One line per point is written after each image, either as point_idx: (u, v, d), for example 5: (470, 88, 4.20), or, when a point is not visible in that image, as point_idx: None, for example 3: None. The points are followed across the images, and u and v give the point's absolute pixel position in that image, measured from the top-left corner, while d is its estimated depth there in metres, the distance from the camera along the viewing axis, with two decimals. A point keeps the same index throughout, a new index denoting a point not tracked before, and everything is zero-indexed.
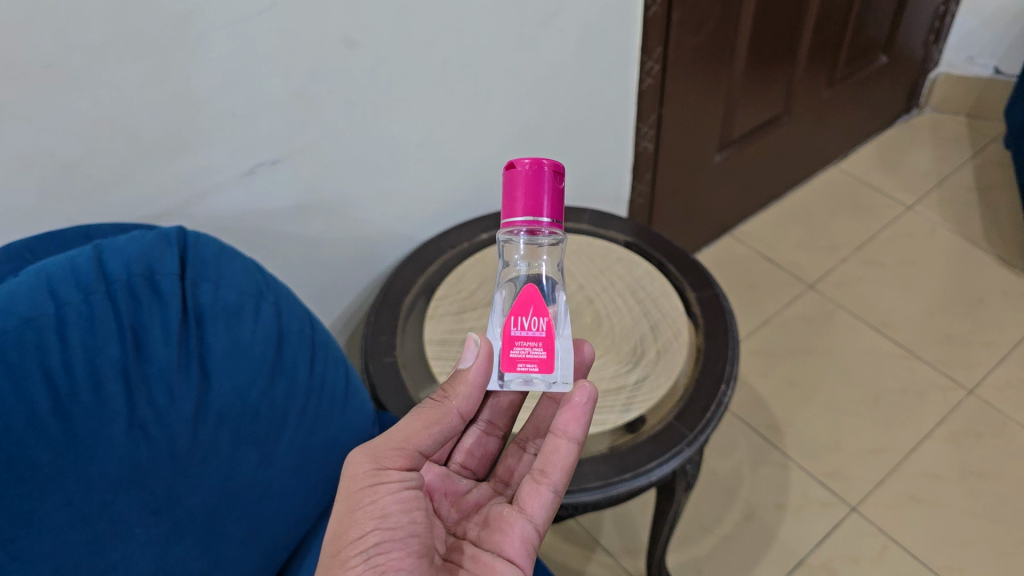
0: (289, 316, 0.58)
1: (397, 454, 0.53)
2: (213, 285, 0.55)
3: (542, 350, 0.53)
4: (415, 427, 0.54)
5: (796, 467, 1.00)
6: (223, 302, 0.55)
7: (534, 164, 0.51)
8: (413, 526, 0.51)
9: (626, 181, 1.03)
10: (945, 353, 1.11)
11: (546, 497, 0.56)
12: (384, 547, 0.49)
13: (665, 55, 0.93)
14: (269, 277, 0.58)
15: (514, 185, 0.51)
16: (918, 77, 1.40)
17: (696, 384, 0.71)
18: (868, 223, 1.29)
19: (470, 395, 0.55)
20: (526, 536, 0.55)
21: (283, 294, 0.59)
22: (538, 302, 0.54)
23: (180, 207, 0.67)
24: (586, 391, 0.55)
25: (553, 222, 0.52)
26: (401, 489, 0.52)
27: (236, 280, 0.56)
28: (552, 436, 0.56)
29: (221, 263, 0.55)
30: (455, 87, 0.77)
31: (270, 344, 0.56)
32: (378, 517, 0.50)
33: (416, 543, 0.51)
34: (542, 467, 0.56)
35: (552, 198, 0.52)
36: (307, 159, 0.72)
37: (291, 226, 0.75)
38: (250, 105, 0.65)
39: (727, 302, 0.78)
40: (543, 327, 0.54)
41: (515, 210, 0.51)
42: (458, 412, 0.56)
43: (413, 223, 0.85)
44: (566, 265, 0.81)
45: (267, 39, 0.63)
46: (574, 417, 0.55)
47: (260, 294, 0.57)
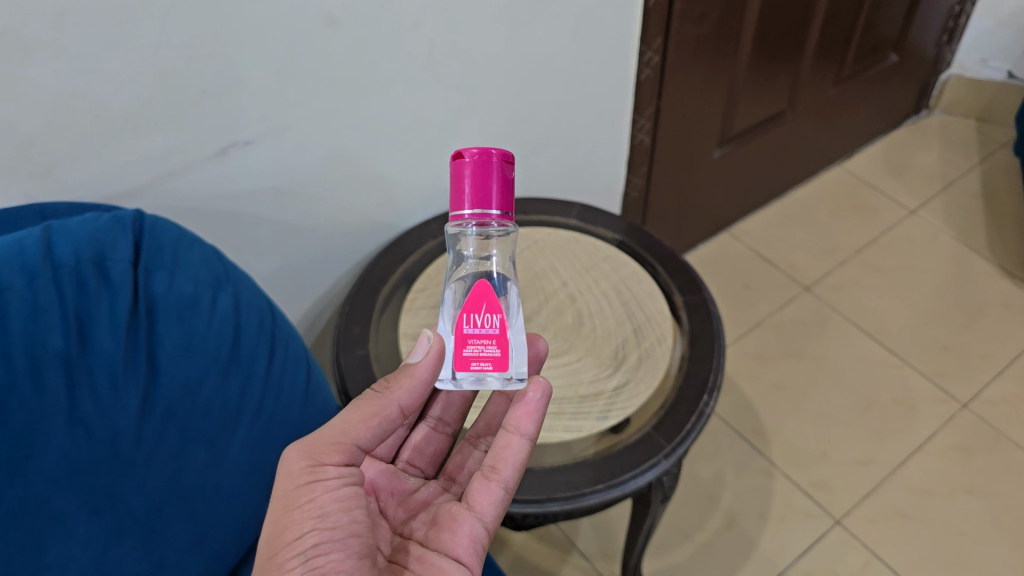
0: (247, 309, 0.56)
1: (334, 449, 0.50)
2: (167, 275, 0.52)
3: (496, 348, 0.51)
4: (353, 420, 0.51)
5: (780, 475, 0.98)
6: (178, 292, 0.52)
7: (482, 155, 0.49)
8: (353, 525, 0.48)
9: (620, 175, 1.00)
10: (941, 365, 1.08)
11: (497, 494, 0.53)
12: (322, 548, 0.46)
13: (665, 46, 0.90)
14: (230, 268, 0.56)
15: (462, 177, 0.50)
16: (929, 78, 1.36)
17: (677, 393, 0.69)
18: (869, 225, 1.25)
19: (414, 387, 0.53)
20: (475, 535, 0.52)
21: (244, 287, 0.57)
22: (491, 297, 0.51)
23: (145, 186, 0.64)
24: (540, 384, 0.54)
25: (503, 214, 0.50)
26: (340, 486, 0.49)
27: (192, 270, 0.53)
28: (503, 433, 0.54)
29: (178, 252, 0.53)
30: (442, 69, 0.74)
31: (226, 338, 0.54)
32: (315, 517, 0.47)
33: (358, 543, 0.47)
34: (492, 464, 0.54)
35: (501, 189, 0.50)
36: (282, 142, 0.69)
37: (264, 211, 0.72)
38: (224, 82, 0.62)
39: (714, 307, 0.75)
40: (496, 324, 0.51)
41: (463, 203, 0.50)
42: (398, 405, 0.53)
43: (395, 211, 0.82)
44: (551, 261, 0.78)
45: (243, 14, 0.60)
46: (527, 412, 0.54)
47: (218, 286, 0.55)
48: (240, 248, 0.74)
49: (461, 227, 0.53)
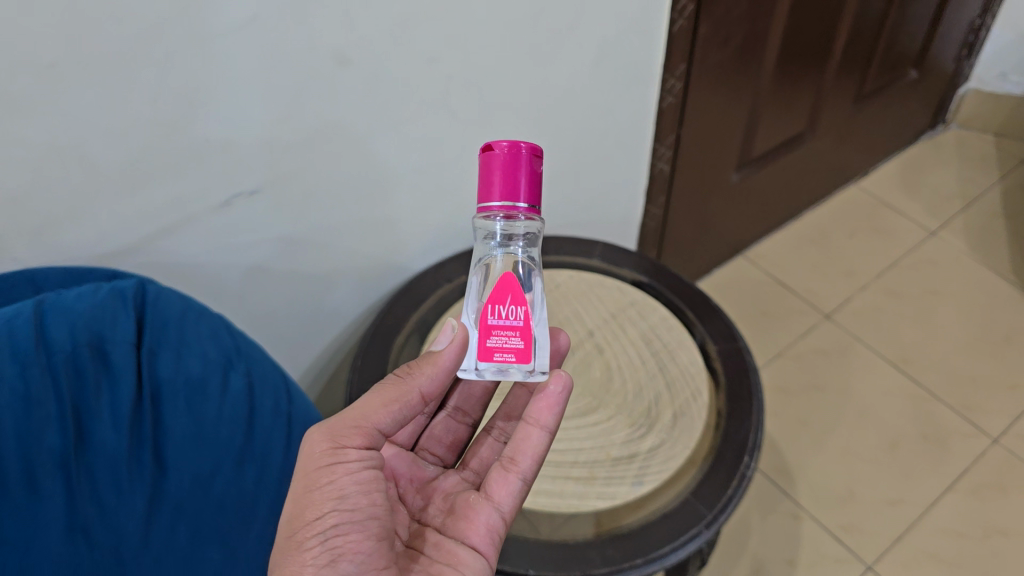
0: (262, 389, 0.52)
1: (354, 432, 0.48)
2: (173, 356, 0.48)
3: (519, 340, 0.50)
4: (374, 403, 0.49)
5: (808, 517, 0.94)
6: (185, 375, 0.48)
7: (511, 148, 0.47)
8: (373, 508, 0.47)
9: (637, 205, 0.95)
10: (969, 397, 1.04)
11: (515, 486, 0.52)
12: (342, 529, 0.45)
13: (688, 73, 0.84)
14: (243, 342, 0.52)
15: (490, 169, 0.48)
16: (946, 92, 1.32)
17: (716, 456, 0.65)
18: (888, 248, 1.22)
19: (436, 374, 0.51)
20: (492, 525, 0.51)
21: (258, 362, 0.53)
22: (516, 289, 0.50)
23: (143, 242, 0.59)
24: (560, 379, 0.52)
25: (530, 208, 0.48)
26: (360, 468, 0.48)
27: (201, 349, 0.49)
28: (523, 425, 0.52)
29: (185, 328, 0.49)
30: (461, 107, 0.69)
31: (240, 423, 0.50)
32: (336, 498, 0.46)
33: (377, 526, 0.47)
34: (511, 455, 0.52)
35: (529, 181, 0.48)
36: (286, 191, 0.63)
37: (269, 261, 0.67)
38: (226, 131, 0.57)
39: (750, 357, 0.71)
40: (520, 317, 0.50)
41: (492, 194, 0.48)
42: (419, 390, 0.51)
43: (406, 253, 0.77)
44: (574, 308, 0.74)
45: (245, 58, 0.54)
46: (547, 406, 0.52)
47: (230, 364, 0.51)
48: (244, 300, 0.69)
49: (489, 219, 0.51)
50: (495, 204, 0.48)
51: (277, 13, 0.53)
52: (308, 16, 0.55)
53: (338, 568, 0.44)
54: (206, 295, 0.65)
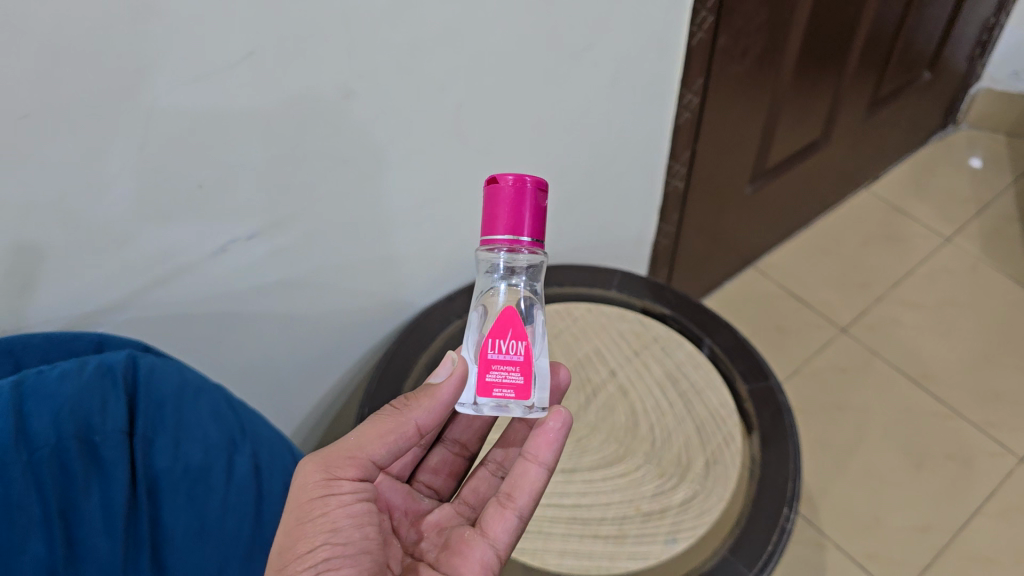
0: (265, 471, 0.49)
1: (349, 463, 0.48)
2: (173, 443, 0.44)
3: (519, 375, 0.47)
4: (369, 435, 0.49)
5: (832, 545, 0.91)
6: (186, 465, 0.45)
7: (517, 181, 0.45)
8: (365, 542, 0.46)
9: (651, 223, 0.91)
10: (993, 414, 1.01)
11: (511, 522, 0.50)
12: (334, 562, 0.44)
13: (705, 88, 0.80)
14: (244, 419, 0.49)
15: (496, 202, 0.46)
16: (958, 93, 1.29)
17: (753, 508, 0.61)
18: (903, 257, 1.19)
19: (432, 408, 0.49)
20: (487, 562, 0.49)
21: (259, 438, 0.50)
22: (518, 324, 0.47)
23: (131, 296, 0.53)
24: (560, 415, 0.50)
25: (534, 241, 0.46)
26: (354, 500, 0.47)
27: (202, 432, 0.46)
28: (521, 460, 0.51)
29: (183, 410, 0.45)
30: (472, 135, 0.64)
31: (246, 511, 0.47)
32: (328, 531, 0.45)
33: (369, 561, 0.46)
34: (508, 490, 0.51)
35: (533, 214, 0.46)
36: (288, 232, 0.58)
37: (270, 305, 0.62)
38: (223, 174, 0.52)
39: (784, 397, 0.67)
40: (521, 351, 0.47)
41: (496, 227, 0.46)
42: (416, 424, 0.49)
43: (414, 289, 0.73)
44: (593, 346, 0.70)
45: (242, 98, 0.49)
46: (545, 442, 0.50)
47: (233, 444, 0.47)
48: (242, 350, 0.64)
49: (493, 252, 0.48)
50: (498, 237, 0.46)
51: (275, 47, 0.48)
52: (308, 46, 0.49)
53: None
54: (201, 349, 0.61)
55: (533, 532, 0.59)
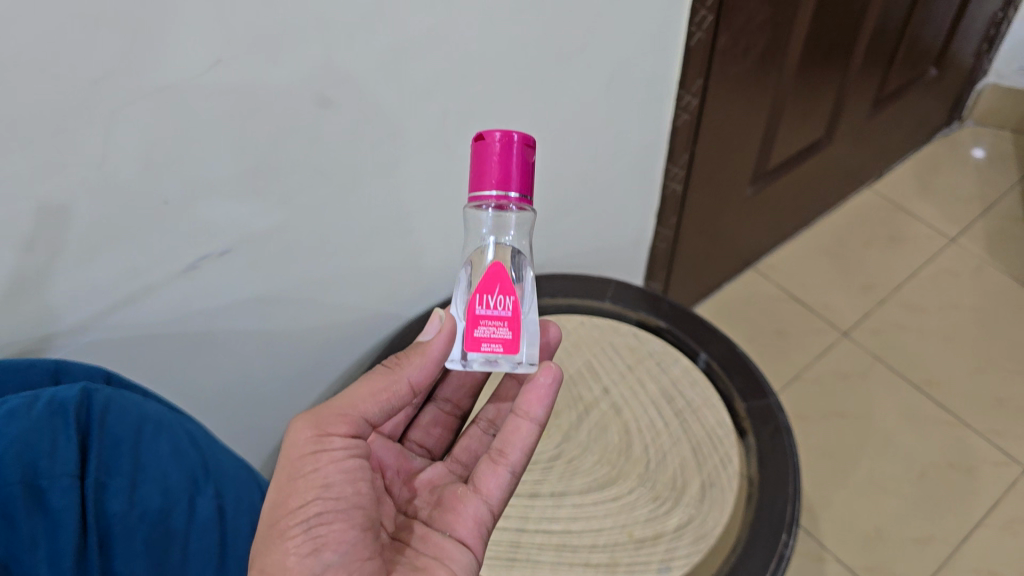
0: (233, 513, 0.45)
1: (341, 419, 0.46)
2: (129, 486, 0.40)
3: (507, 330, 0.46)
4: (360, 392, 0.47)
5: (832, 558, 0.88)
6: (145, 511, 0.40)
7: (504, 138, 0.44)
8: (358, 497, 0.45)
9: (648, 227, 0.87)
10: (997, 422, 0.98)
11: (504, 480, 0.49)
12: (326, 518, 0.43)
13: (705, 88, 0.75)
14: (209, 456, 0.45)
15: (484, 157, 0.44)
16: (964, 88, 1.26)
17: (750, 535, 0.58)
18: (907, 257, 1.16)
19: (426, 365, 0.48)
20: (480, 518, 0.49)
21: (228, 476, 0.46)
22: (505, 279, 0.47)
23: (93, 317, 0.50)
24: (550, 370, 0.49)
25: (522, 197, 0.45)
26: (346, 456, 0.46)
27: (161, 473, 0.42)
28: (513, 416, 0.50)
29: (141, 450, 0.41)
30: (462, 144, 0.61)
31: (210, 559, 0.43)
32: (320, 486, 0.44)
33: (361, 516, 0.45)
34: (500, 447, 0.50)
35: (521, 169, 0.44)
36: (263, 248, 0.55)
37: (246, 322, 0.59)
38: (190, 188, 0.49)
39: (783, 416, 0.65)
40: (509, 307, 0.47)
41: (484, 182, 0.44)
42: (409, 381, 0.48)
43: (400, 300, 0.70)
44: (585, 360, 0.68)
45: (207, 107, 0.46)
46: (536, 398, 0.49)
47: (196, 485, 0.43)
48: (217, 368, 0.61)
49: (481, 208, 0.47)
50: (486, 192, 0.44)
51: (242, 54, 0.45)
52: (280, 53, 0.46)
53: (321, 557, 0.42)
54: (171, 370, 0.58)
55: (520, 561, 0.56)
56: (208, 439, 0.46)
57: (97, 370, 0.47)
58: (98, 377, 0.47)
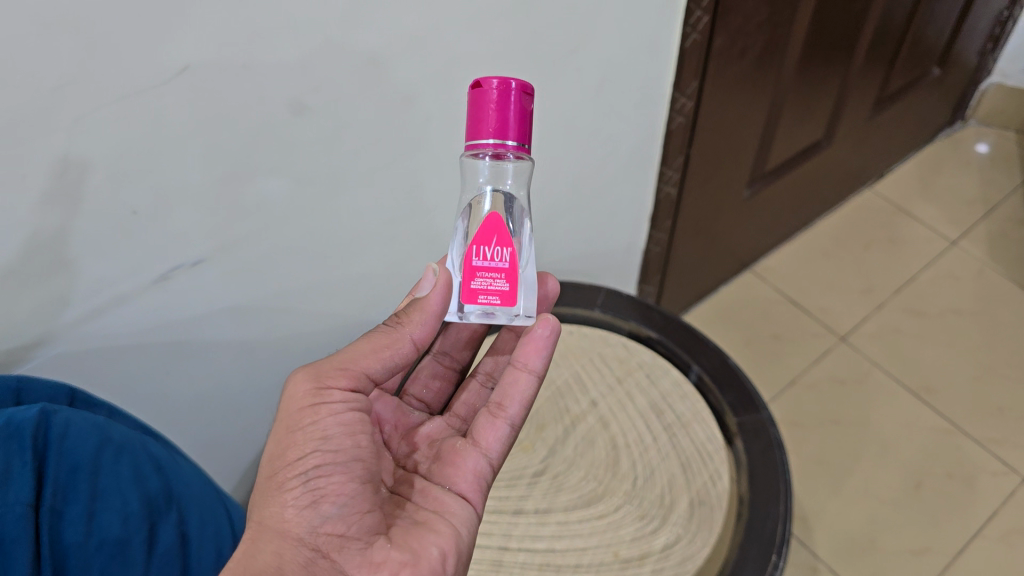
0: (192, 536, 0.44)
1: (342, 373, 0.44)
2: (85, 514, 0.39)
3: (505, 282, 0.46)
4: (363, 348, 0.45)
5: (826, 569, 0.86)
6: (101, 539, 0.39)
7: (501, 85, 0.42)
8: (357, 450, 0.43)
9: (642, 232, 0.86)
10: (997, 430, 0.97)
11: (503, 432, 0.48)
12: (326, 470, 0.41)
13: (700, 90, 0.72)
14: (169, 480, 0.44)
15: (481, 104, 0.42)
16: (967, 88, 1.24)
17: (739, 556, 0.56)
18: (906, 261, 1.15)
19: (427, 321, 0.46)
20: (481, 472, 0.47)
21: (187, 498, 0.45)
22: (503, 230, 0.46)
23: (59, 331, 0.49)
24: (548, 322, 0.48)
25: (521, 145, 0.43)
26: (345, 410, 0.43)
27: (121, 501, 0.41)
28: (510, 369, 0.49)
29: (99, 475, 0.40)
30: (449, 151, 0.59)
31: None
32: (319, 438, 0.42)
33: (360, 469, 0.43)
34: (498, 401, 0.48)
35: (519, 115, 0.42)
36: (238, 259, 0.54)
37: (222, 332, 0.58)
38: (159, 199, 0.47)
39: (775, 431, 0.63)
40: (507, 259, 0.46)
41: (482, 131, 0.42)
42: (412, 340, 0.47)
43: (385, 309, 0.68)
44: (574, 373, 0.67)
45: (175, 117, 0.44)
46: (534, 349, 0.48)
47: (155, 510, 0.43)
48: (192, 379, 0.59)
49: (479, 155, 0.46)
50: (483, 140, 0.42)
51: (211, 64, 0.43)
52: (253, 58, 0.44)
53: (319, 509, 0.40)
54: (144, 382, 0.56)
55: None
56: (172, 464, 0.46)
57: (61, 388, 0.45)
58: (63, 396, 0.45)
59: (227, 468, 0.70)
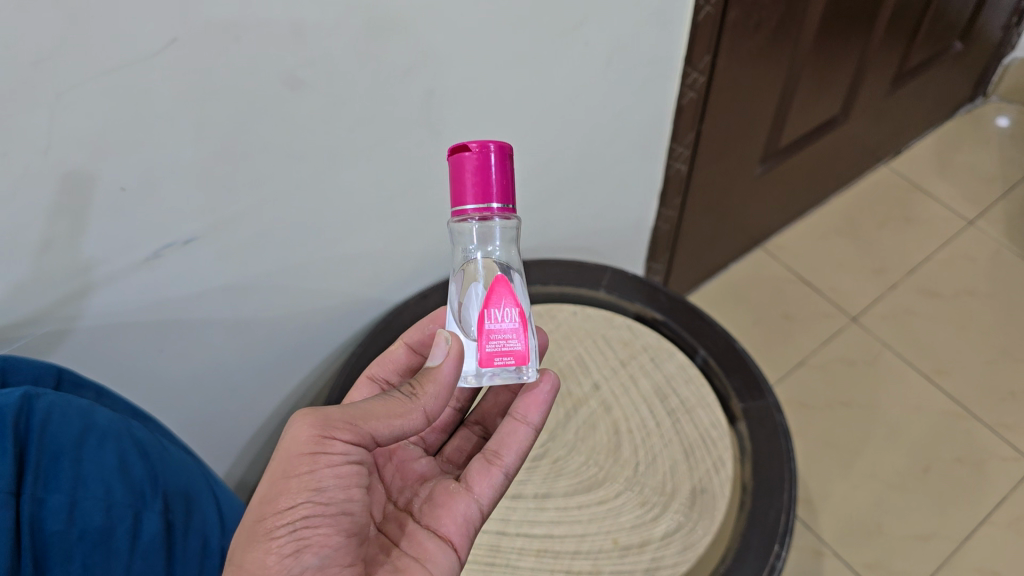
0: (178, 526, 0.44)
1: (347, 426, 0.40)
2: (67, 501, 0.39)
3: (518, 342, 0.43)
4: (376, 410, 0.42)
5: (830, 553, 0.86)
6: (83, 528, 0.39)
7: (479, 147, 0.40)
8: (348, 504, 0.41)
9: (651, 209, 0.83)
10: (1009, 415, 0.95)
11: (497, 481, 0.46)
12: (313, 522, 0.39)
13: (713, 64, 0.70)
14: (155, 470, 0.44)
15: (460, 171, 0.41)
16: (990, 63, 1.21)
17: (741, 546, 0.55)
18: (921, 240, 1.13)
19: (440, 394, 0.43)
20: (470, 518, 0.44)
21: (171, 489, 0.45)
22: (509, 291, 0.43)
23: (48, 309, 0.48)
24: (550, 378, 0.47)
25: (505, 207, 0.41)
26: (344, 463, 0.40)
27: (104, 488, 0.40)
28: (508, 420, 0.48)
29: (82, 464, 0.40)
30: (449, 128, 0.56)
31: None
32: (313, 489, 0.39)
33: (348, 523, 0.41)
34: (495, 448, 0.47)
35: (500, 176, 0.41)
36: (230, 237, 0.52)
37: (216, 312, 0.57)
38: (149, 175, 0.46)
39: (781, 417, 0.62)
40: (517, 318, 0.43)
41: (462, 198, 0.41)
42: (424, 412, 0.43)
43: (383, 286, 0.67)
44: (576, 355, 0.66)
45: (163, 91, 0.42)
46: (535, 403, 0.47)
47: (143, 500, 0.42)
48: (185, 358, 0.58)
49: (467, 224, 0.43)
50: (466, 207, 0.41)
51: (199, 35, 0.41)
52: (243, 32, 0.42)
53: (300, 560, 0.38)
54: (137, 362, 0.55)
55: (499, 566, 0.54)
56: (158, 454, 0.46)
57: (47, 369, 0.45)
58: (50, 376, 0.45)
59: (226, 445, 0.69)
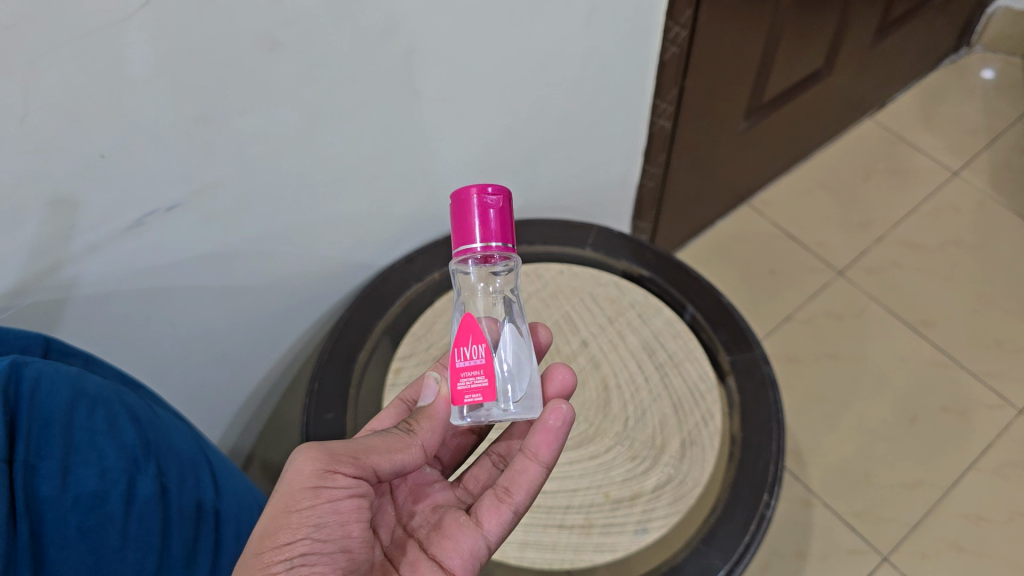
0: (172, 486, 0.44)
1: (352, 460, 0.41)
2: (60, 468, 0.39)
3: (484, 378, 0.43)
4: (378, 444, 0.43)
5: (819, 502, 0.87)
6: (78, 493, 0.39)
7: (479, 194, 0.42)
8: (346, 540, 0.40)
9: (634, 167, 0.83)
10: (994, 363, 0.96)
11: (506, 518, 0.44)
12: (311, 559, 0.38)
13: (695, 18, 0.70)
14: (144, 432, 0.44)
15: (457, 216, 0.43)
16: (974, 11, 1.21)
17: (731, 497, 0.56)
18: (907, 193, 1.13)
19: (436, 429, 0.45)
20: (474, 553, 0.43)
21: (162, 448, 0.45)
22: (476, 328, 0.44)
23: (34, 278, 0.47)
24: (561, 412, 0.44)
25: (504, 247, 0.42)
26: (346, 497, 0.41)
27: (97, 455, 0.41)
28: (519, 455, 0.45)
29: (72, 430, 0.40)
30: (430, 87, 0.56)
31: (151, 542, 0.42)
32: (312, 524, 0.39)
33: (346, 560, 0.40)
34: (505, 485, 0.45)
35: (501, 215, 0.42)
36: (212, 203, 0.52)
37: (200, 278, 0.57)
38: (130, 141, 0.45)
39: (768, 368, 0.63)
40: (483, 354, 0.43)
41: (461, 240, 0.43)
42: (423, 448, 0.44)
43: (369, 249, 0.67)
44: (563, 314, 0.66)
45: (139, 53, 0.41)
46: (547, 440, 0.44)
47: (137, 464, 0.43)
48: (173, 326, 0.58)
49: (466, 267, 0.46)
50: (469, 244, 0.42)
51: None
52: None
53: None
54: (123, 331, 0.55)
55: None
56: (148, 418, 0.46)
57: (35, 338, 0.45)
58: (37, 346, 0.45)
59: (219, 412, 0.70)
